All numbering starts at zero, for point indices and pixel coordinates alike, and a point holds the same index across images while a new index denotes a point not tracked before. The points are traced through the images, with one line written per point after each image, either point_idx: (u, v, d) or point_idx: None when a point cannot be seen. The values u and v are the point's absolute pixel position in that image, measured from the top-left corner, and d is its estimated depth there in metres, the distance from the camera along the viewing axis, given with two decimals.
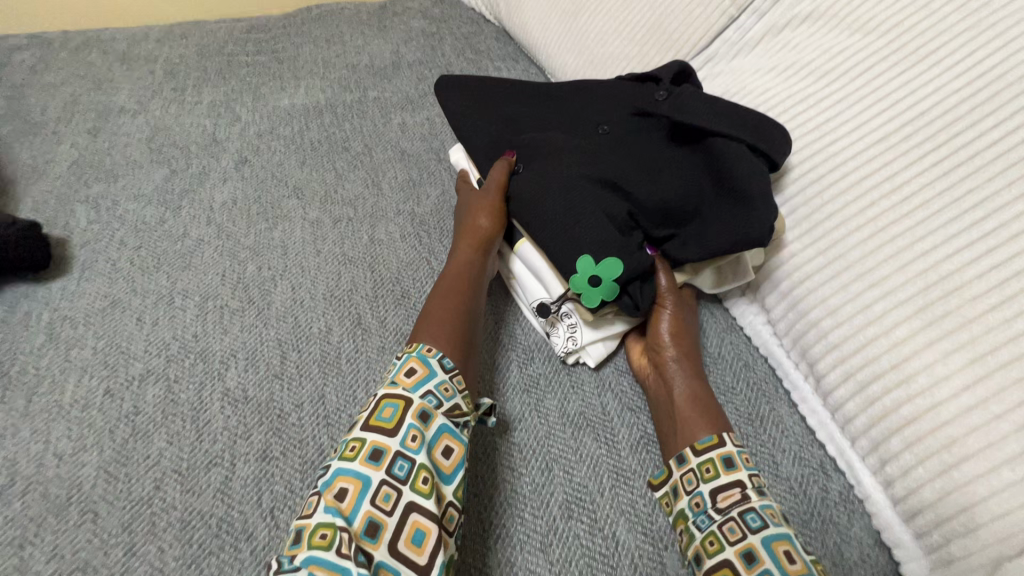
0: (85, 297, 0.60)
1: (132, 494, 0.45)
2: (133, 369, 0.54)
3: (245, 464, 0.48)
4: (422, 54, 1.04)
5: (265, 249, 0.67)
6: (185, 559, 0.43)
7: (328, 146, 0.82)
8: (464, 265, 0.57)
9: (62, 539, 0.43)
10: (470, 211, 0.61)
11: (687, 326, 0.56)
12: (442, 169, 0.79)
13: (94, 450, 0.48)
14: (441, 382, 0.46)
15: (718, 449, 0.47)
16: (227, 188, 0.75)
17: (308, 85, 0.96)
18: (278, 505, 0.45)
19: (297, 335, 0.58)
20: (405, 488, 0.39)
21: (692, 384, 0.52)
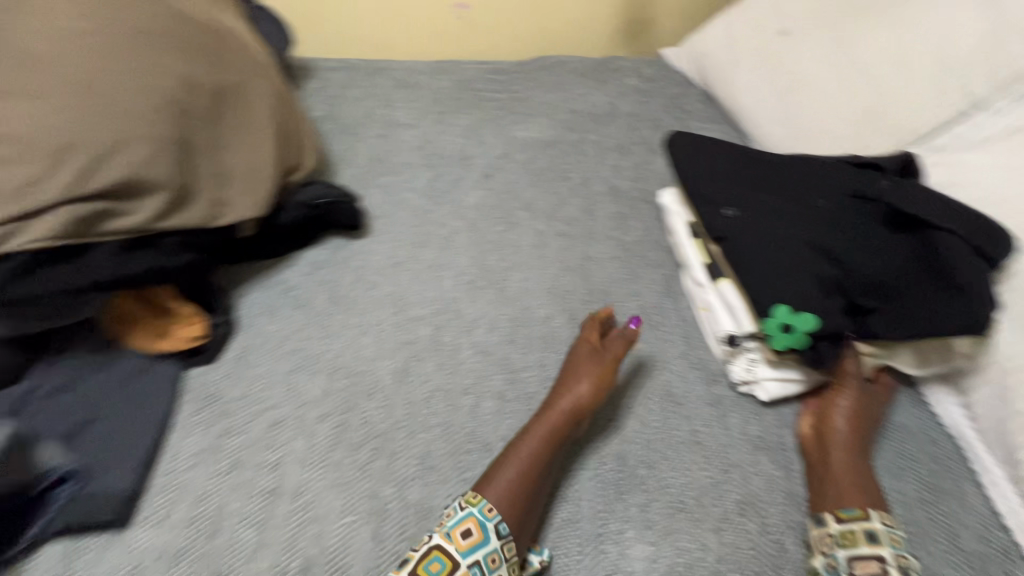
0: (379, 254, 0.82)
1: (414, 397, 0.64)
2: (412, 313, 0.73)
3: (489, 399, 0.64)
4: (634, 107, 1.19)
5: (504, 246, 0.84)
6: (449, 450, 0.60)
7: (553, 174, 1.00)
8: (548, 422, 0.58)
9: (371, 413, 0.62)
10: (572, 371, 0.63)
11: (863, 411, 0.62)
12: (647, 208, 0.92)
13: (389, 361, 0.67)
14: (490, 552, 0.51)
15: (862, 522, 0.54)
16: (475, 193, 0.95)
17: (538, 122, 1.15)
18: (511, 434, 0.62)
19: (525, 315, 0.73)
20: None
21: (851, 461, 0.58)
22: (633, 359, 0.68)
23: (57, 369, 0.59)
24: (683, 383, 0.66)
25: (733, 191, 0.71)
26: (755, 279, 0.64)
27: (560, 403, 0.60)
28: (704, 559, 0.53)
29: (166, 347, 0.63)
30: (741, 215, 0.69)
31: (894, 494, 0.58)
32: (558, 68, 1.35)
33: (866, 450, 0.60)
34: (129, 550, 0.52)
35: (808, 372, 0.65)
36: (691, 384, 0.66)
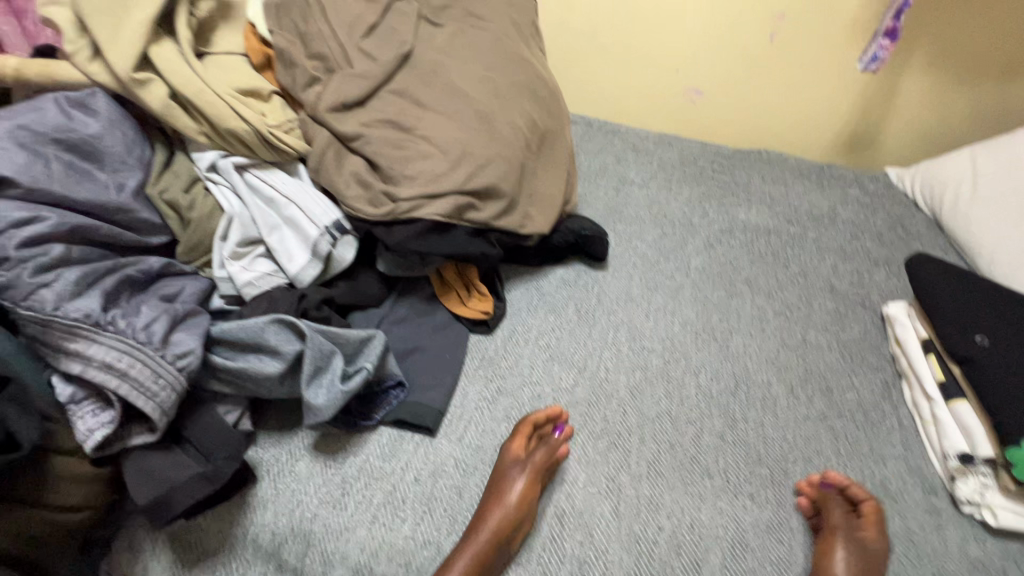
0: (616, 287, 0.96)
1: (648, 412, 0.75)
2: (646, 343, 0.85)
3: (711, 433, 0.73)
4: (856, 216, 1.24)
5: (726, 310, 0.94)
6: (675, 464, 0.69)
7: (773, 259, 1.08)
8: (484, 529, 0.59)
9: (612, 414, 0.74)
10: (502, 473, 0.64)
11: (846, 574, 0.60)
12: (865, 313, 0.97)
13: (627, 377, 0.79)
14: None
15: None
16: (698, 258, 1.07)
17: (758, 208, 1.24)
18: (730, 469, 0.69)
19: (746, 375, 0.82)
20: None
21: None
22: (854, 447, 0.73)
23: (399, 305, 0.79)
24: (900, 482, 0.71)
25: (988, 320, 0.75)
26: (1010, 409, 0.66)
27: (488, 512, 0.60)
28: None
29: (460, 313, 0.81)
30: (997, 345, 0.72)
31: None
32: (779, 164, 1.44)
33: None
34: (435, 453, 0.66)
35: None
36: (909, 487, 0.70)
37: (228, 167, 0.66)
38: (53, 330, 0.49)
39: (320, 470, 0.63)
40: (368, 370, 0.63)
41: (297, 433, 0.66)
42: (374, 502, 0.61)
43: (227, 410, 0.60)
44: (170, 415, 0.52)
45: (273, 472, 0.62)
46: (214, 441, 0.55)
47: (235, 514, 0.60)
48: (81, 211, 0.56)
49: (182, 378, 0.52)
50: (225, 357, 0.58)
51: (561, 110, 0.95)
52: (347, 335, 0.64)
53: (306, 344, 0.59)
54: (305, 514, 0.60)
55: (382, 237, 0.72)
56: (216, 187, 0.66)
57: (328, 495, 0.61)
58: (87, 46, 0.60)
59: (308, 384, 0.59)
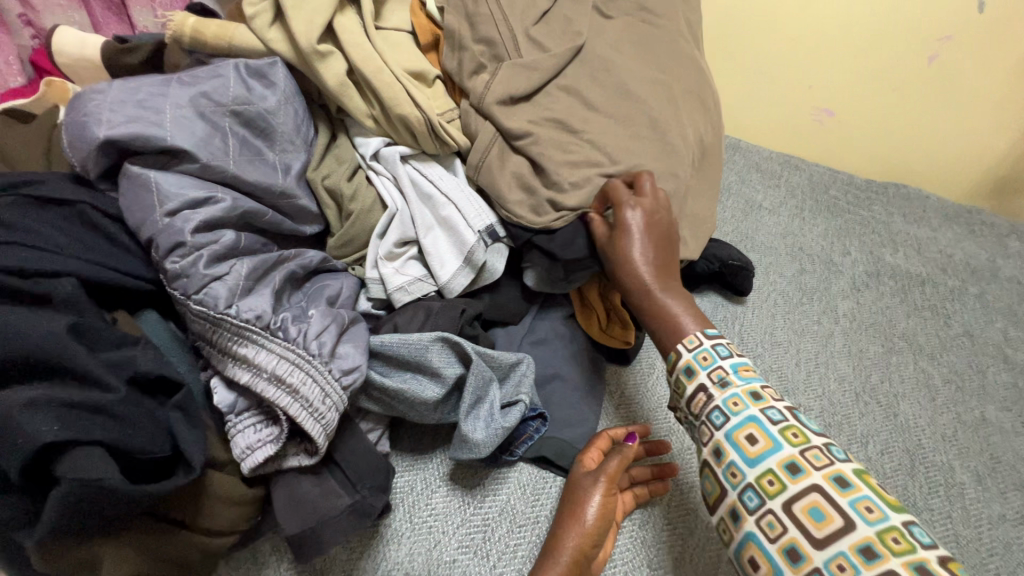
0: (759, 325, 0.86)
1: None
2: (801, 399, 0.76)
3: None
4: (1022, 273, 1.09)
5: (887, 370, 0.82)
6: None
7: (932, 314, 0.95)
8: (560, 555, 0.51)
9: None
10: (576, 489, 0.56)
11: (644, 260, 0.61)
12: None
13: None
14: (732, 466, 0.48)
15: (681, 360, 0.54)
16: (846, 303, 0.95)
17: (906, 252, 1.10)
18: None
19: (923, 453, 0.71)
20: (766, 500, 0.45)
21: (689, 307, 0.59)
22: None
23: (538, 324, 0.71)
24: None
25: None
26: None
27: (563, 535, 0.53)
28: None
29: (600, 340, 0.72)
30: None
31: None
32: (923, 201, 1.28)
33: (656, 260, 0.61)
34: None
35: None
36: None
37: (393, 157, 0.60)
38: (222, 329, 0.43)
39: (459, 507, 0.56)
40: (524, 403, 0.56)
41: (433, 458, 0.59)
42: (519, 554, 0.54)
43: (370, 429, 0.54)
44: (330, 437, 0.46)
45: (408, 502, 0.56)
46: (364, 468, 0.49)
47: (367, 544, 0.53)
48: (248, 193, 0.50)
49: (346, 396, 0.46)
50: (381, 373, 0.52)
51: (719, 128, 0.82)
52: (502, 360, 0.57)
53: (470, 370, 0.52)
54: (443, 558, 0.53)
55: (540, 250, 0.64)
56: (377, 177, 0.60)
57: (469, 539, 0.54)
58: (267, 10, 0.55)
59: (467, 414, 0.52)
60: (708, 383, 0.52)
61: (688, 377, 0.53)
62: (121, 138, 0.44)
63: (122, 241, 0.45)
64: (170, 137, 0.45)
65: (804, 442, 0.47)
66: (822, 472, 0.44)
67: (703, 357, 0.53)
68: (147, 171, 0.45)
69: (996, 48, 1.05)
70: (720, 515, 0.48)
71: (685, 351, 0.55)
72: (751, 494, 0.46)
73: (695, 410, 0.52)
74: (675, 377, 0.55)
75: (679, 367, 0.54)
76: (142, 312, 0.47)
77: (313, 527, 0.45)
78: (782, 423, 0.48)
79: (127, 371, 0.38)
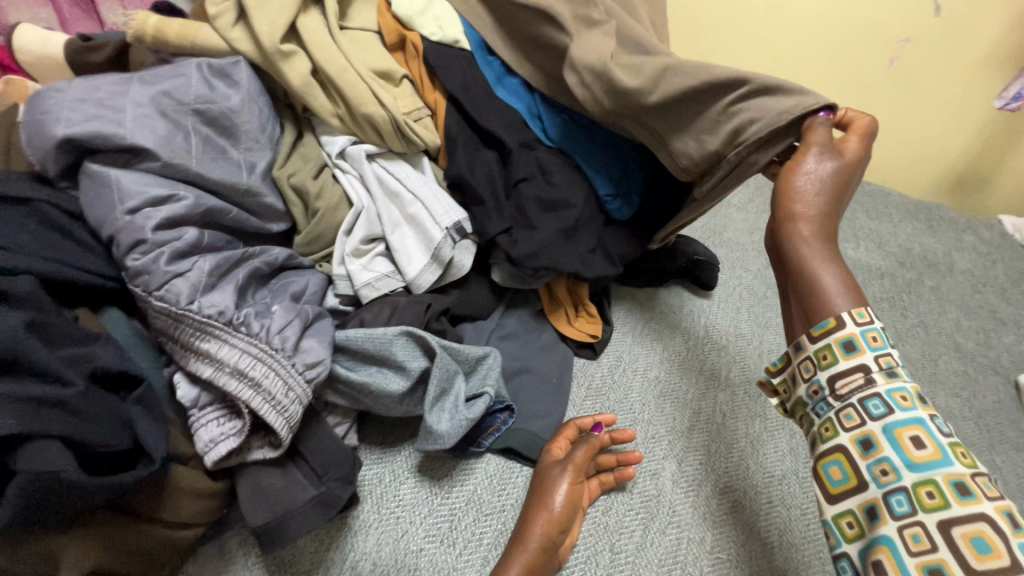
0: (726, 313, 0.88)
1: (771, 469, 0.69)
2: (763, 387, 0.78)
3: None
4: (976, 267, 1.13)
5: None
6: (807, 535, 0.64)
7: (890, 306, 0.99)
8: (528, 540, 0.53)
9: (732, 468, 0.68)
10: (545, 477, 0.58)
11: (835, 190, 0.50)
12: (997, 380, 0.88)
13: (746, 424, 0.73)
14: (881, 462, 0.42)
15: (837, 332, 0.45)
16: None
17: (867, 247, 1.14)
18: None
19: None
20: (919, 512, 0.40)
21: (835, 264, 0.49)
22: None
23: (507, 318, 0.73)
24: None
25: None
26: None
27: (529, 525, 0.54)
28: None
29: (567, 333, 0.74)
30: None
31: None
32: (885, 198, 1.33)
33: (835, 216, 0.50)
34: None
35: None
36: None
37: (359, 155, 0.61)
38: (184, 325, 0.44)
39: (426, 497, 0.58)
40: (489, 394, 0.58)
41: (402, 450, 0.60)
42: (485, 541, 0.56)
43: (337, 422, 0.55)
44: (295, 429, 0.47)
45: (376, 494, 0.57)
46: (330, 461, 0.50)
47: (335, 535, 0.55)
48: (211, 191, 0.51)
49: (310, 389, 0.47)
50: (346, 367, 0.53)
51: None
52: (467, 353, 0.59)
53: (434, 363, 0.54)
54: (410, 546, 0.54)
55: (506, 247, 0.66)
56: (344, 175, 0.61)
57: (435, 528, 0.56)
58: (231, 9, 0.55)
59: (431, 406, 0.54)
60: (873, 367, 0.44)
61: (846, 352, 0.45)
62: (81, 136, 0.44)
63: (82, 239, 0.46)
64: (130, 136, 0.46)
65: (971, 465, 0.41)
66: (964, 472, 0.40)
67: (871, 337, 0.45)
68: (108, 169, 0.46)
69: (955, 53, 1.06)
70: (848, 507, 0.43)
71: (851, 323, 0.45)
72: (903, 499, 0.40)
73: (840, 391, 0.45)
74: (816, 347, 0.47)
75: (837, 337, 0.45)
76: (103, 309, 0.47)
77: (278, 519, 0.46)
78: (949, 436, 0.42)
79: (87, 366, 0.38)
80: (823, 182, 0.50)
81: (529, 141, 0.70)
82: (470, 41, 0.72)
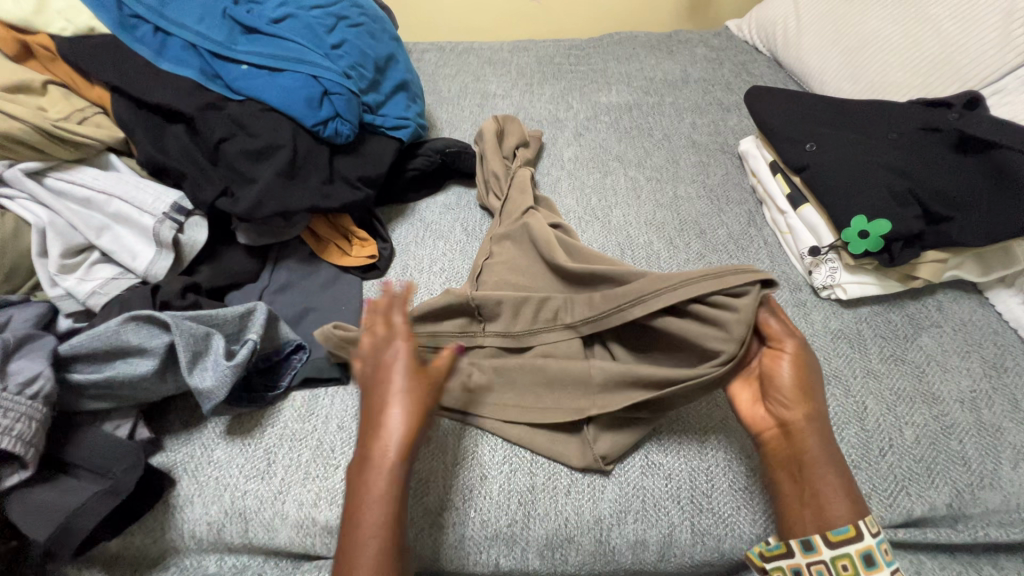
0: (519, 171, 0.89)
1: None
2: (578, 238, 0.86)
3: None
4: (707, 74, 1.26)
5: (603, 190, 0.95)
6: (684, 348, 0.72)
7: (638, 132, 1.08)
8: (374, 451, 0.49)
9: None
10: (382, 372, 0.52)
11: (806, 383, 0.56)
12: (725, 157, 1.02)
13: None
14: (834, 558, 0.49)
15: (855, 543, 0.49)
16: (572, 149, 1.04)
17: (618, 89, 1.21)
18: None
19: (629, 242, 0.85)
20: (826, 558, 0.49)
21: (839, 472, 0.53)
22: None
23: (278, 273, 0.76)
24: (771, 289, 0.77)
25: (816, 131, 0.83)
26: (838, 204, 0.74)
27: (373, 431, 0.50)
28: None
29: (345, 264, 0.78)
30: (823, 147, 0.80)
31: (968, 388, 0.65)
32: (629, 41, 1.40)
33: (831, 459, 0.53)
34: (352, 398, 0.66)
35: (880, 276, 0.74)
36: (779, 291, 0.77)
37: (17, 177, 0.63)
38: None
39: (239, 449, 0.61)
40: (253, 341, 0.61)
41: (207, 424, 0.63)
42: (302, 461, 0.61)
43: (117, 425, 0.57)
44: (38, 445, 0.49)
45: (190, 468, 0.60)
46: (108, 457, 0.53)
47: (161, 522, 0.58)
48: None
49: (38, 404, 0.49)
50: (90, 370, 0.56)
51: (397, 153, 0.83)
52: (222, 314, 0.61)
53: (173, 334, 0.56)
54: (235, 494, 0.59)
55: (230, 208, 0.67)
56: (16, 202, 0.63)
57: (253, 469, 0.60)
58: None
59: (191, 371, 0.57)
60: (795, 548, 0.51)
61: (805, 550, 0.50)
62: None
63: None
64: None
65: (842, 550, 0.49)
66: (892, 567, 0.49)
67: (805, 541, 0.50)
68: None
69: None
70: (845, 554, 0.49)
71: (843, 543, 0.49)
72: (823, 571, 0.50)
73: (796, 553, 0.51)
74: (832, 555, 0.49)
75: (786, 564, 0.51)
76: None
77: (60, 523, 0.49)
78: (836, 552, 0.49)
79: None
80: (801, 378, 0.56)
81: (211, 102, 0.69)
82: (105, 25, 0.69)
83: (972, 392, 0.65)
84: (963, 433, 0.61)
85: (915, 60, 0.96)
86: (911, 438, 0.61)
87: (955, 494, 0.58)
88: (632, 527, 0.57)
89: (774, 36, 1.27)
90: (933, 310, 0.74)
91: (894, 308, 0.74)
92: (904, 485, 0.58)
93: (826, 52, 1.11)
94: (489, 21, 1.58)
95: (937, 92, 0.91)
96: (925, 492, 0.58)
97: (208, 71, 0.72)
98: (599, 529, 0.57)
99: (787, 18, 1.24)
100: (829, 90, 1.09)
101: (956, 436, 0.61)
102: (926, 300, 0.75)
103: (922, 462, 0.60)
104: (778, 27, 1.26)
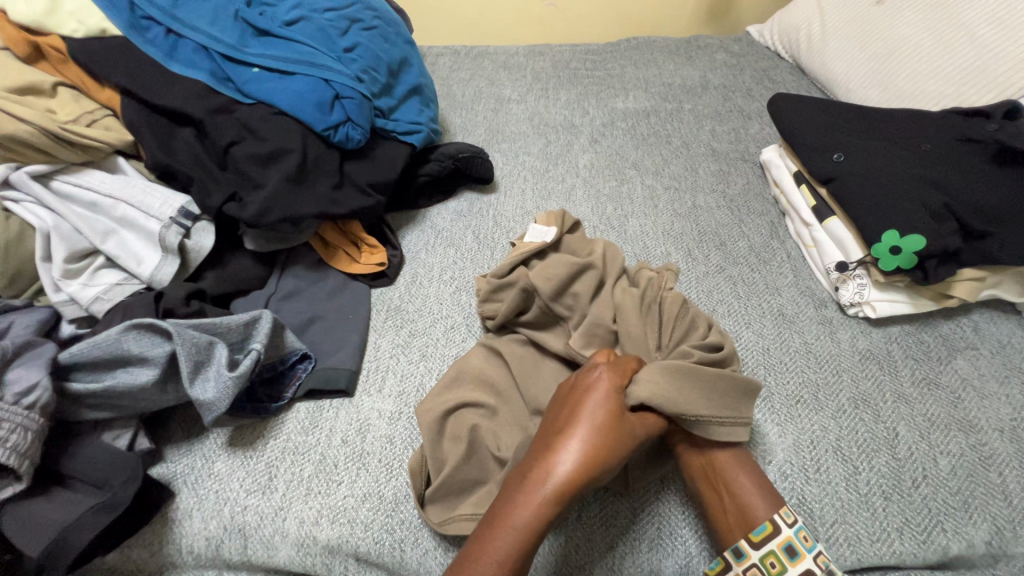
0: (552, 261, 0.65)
1: None
2: None
3: (719, 318, 0.73)
4: (727, 80, 1.23)
5: (619, 198, 0.92)
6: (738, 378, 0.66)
7: (656, 139, 1.05)
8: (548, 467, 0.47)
9: None
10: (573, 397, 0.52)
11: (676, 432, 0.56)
12: (747, 166, 0.98)
13: None
14: (788, 543, 0.49)
15: (775, 538, 0.49)
16: (587, 156, 1.01)
17: (636, 95, 1.19)
18: (754, 348, 0.69)
19: (646, 254, 0.82)
20: (784, 534, 0.49)
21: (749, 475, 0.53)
22: (749, 286, 0.77)
23: (285, 280, 0.74)
24: (795, 305, 0.74)
25: (846, 140, 0.79)
26: (867, 216, 0.70)
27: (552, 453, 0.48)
28: (826, 437, 0.60)
29: (354, 271, 0.76)
30: (851, 157, 0.76)
31: (1008, 415, 0.61)
32: (646, 46, 1.37)
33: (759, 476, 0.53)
34: (358, 411, 0.64)
35: (912, 295, 0.71)
36: (803, 307, 0.74)
37: (23, 179, 0.62)
38: None
39: (240, 462, 0.60)
40: (257, 351, 0.59)
41: (208, 436, 0.61)
42: (304, 476, 0.59)
43: (116, 436, 0.56)
44: (32, 457, 0.48)
45: (189, 480, 0.58)
46: (105, 469, 0.52)
47: (157, 536, 0.56)
48: None
49: (34, 414, 0.48)
50: (90, 379, 0.54)
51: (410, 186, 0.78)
52: (228, 322, 0.60)
53: (174, 343, 0.55)
54: (235, 509, 0.57)
55: (237, 214, 0.65)
56: (20, 205, 0.63)
57: (254, 483, 0.58)
58: None
59: (191, 382, 0.55)
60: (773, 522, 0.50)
61: (790, 557, 0.48)
62: None
63: None
64: None
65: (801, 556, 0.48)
66: (814, 553, 0.48)
67: (785, 534, 0.49)
68: None
69: None
70: (781, 549, 0.49)
71: (785, 526, 0.49)
72: (785, 550, 0.49)
73: (756, 541, 0.49)
74: (762, 554, 0.49)
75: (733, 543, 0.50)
76: None
77: (53, 538, 0.48)
78: (795, 543, 0.49)
79: None
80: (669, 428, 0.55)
81: (220, 105, 0.68)
82: (117, 26, 0.69)
83: (1012, 420, 0.61)
84: (1005, 463, 0.58)
85: (947, 68, 0.92)
86: (946, 469, 0.57)
87: (995, 532, 0.54)
88: (646, 556, 0.54)
89: (799, 41, 1.23)
90: (968, 330, 0.70)
91: (927, 328, 0.70)
92: (939, 521, 0.54)
93: (852, 58, 1.08)
94: (504, 25, 1.57)
95: (970, 101, 0.88)
96: (962, 528, 0.54)
97: (218, 73, 0.70)
98: (612, 558, 0.54)
99: (812, 23, 1.20)
100: (855, 98, 1.05)
101: (997, 468, 0.57)
102: (961, 320, 0.71)
103: (958, 494, 0.56)
104: (802, 32, 1.22)
